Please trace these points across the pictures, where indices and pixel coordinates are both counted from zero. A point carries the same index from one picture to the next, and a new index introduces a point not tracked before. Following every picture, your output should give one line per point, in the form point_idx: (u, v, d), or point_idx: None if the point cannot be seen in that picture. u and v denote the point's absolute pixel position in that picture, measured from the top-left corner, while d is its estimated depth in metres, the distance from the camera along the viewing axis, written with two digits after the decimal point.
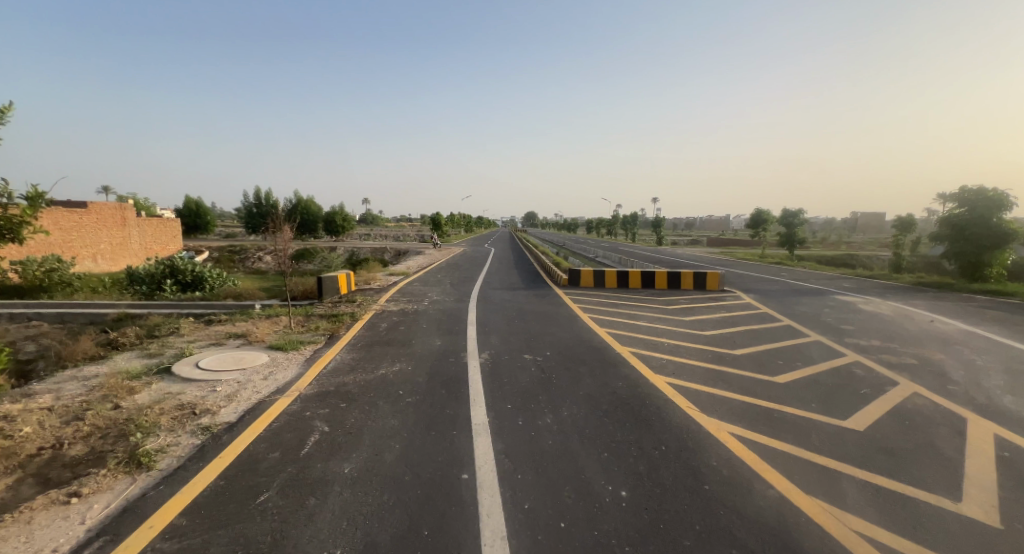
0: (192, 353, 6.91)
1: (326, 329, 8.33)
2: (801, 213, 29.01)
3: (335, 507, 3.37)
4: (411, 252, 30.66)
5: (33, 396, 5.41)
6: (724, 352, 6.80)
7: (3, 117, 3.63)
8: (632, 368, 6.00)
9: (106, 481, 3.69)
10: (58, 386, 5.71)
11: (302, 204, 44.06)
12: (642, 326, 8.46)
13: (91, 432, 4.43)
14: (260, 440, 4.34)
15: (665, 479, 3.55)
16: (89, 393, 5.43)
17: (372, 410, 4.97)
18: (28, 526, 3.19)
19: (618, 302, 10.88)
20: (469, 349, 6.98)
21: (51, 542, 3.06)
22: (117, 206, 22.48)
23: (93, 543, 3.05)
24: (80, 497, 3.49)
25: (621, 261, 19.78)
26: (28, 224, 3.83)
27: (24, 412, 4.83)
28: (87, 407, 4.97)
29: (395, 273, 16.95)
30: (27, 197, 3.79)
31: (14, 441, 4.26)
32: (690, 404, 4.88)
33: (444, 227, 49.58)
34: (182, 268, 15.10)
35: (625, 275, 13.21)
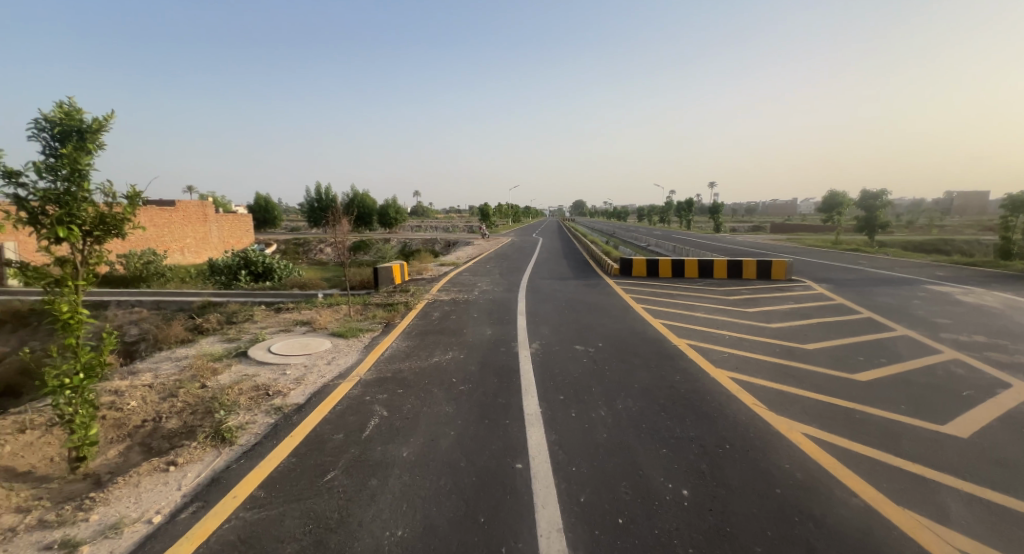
0: (265, 339, 7.38)
1: (382, 317, 8.66)
2: (884, 194, 26.68)
3: (396, 489, 3.51)
4: (461, 243, 31.15)
5: (136, 374, 6.00)
6: (794, 346, 6.43)
7: (106, 123, 3.96)
8: (690, 361, 5.80)
9: (197, 452, 4.03)
10: (156, 365, 6.32)
11: (360, 198, 45.86)
12: (702, 317, 8.15)
13: (183, 408, 4.86)
14: (327, 421, 4.58)
15: (731, 479, 3.41)
16: (181, 372, 5.96)
17: (428, 396, 5.12)
18: (136, 489, 3.54)
19: (675, 292, 10.56)
20: (521, 339, 7.01)
21: (155, 503, 3.39)
22: (201, 203, 24.37)
23: (189, 508, 3.34)
24: (176, 465, 3.84)
25: (676, 250, 19.15)
26: (129, 223, 4.17)
27: (130, 388, 5.37)
28: (180, 384, 5.46)
29: (446, 263, 17.31)
30: (127, 195, 4.13)
31: (122, 414, 4.76)
32: (756, 401, 4.66)
33: (493, 218, 50.12)
34: (255, 260, 16.13)
35: (681, 264, 12.78)
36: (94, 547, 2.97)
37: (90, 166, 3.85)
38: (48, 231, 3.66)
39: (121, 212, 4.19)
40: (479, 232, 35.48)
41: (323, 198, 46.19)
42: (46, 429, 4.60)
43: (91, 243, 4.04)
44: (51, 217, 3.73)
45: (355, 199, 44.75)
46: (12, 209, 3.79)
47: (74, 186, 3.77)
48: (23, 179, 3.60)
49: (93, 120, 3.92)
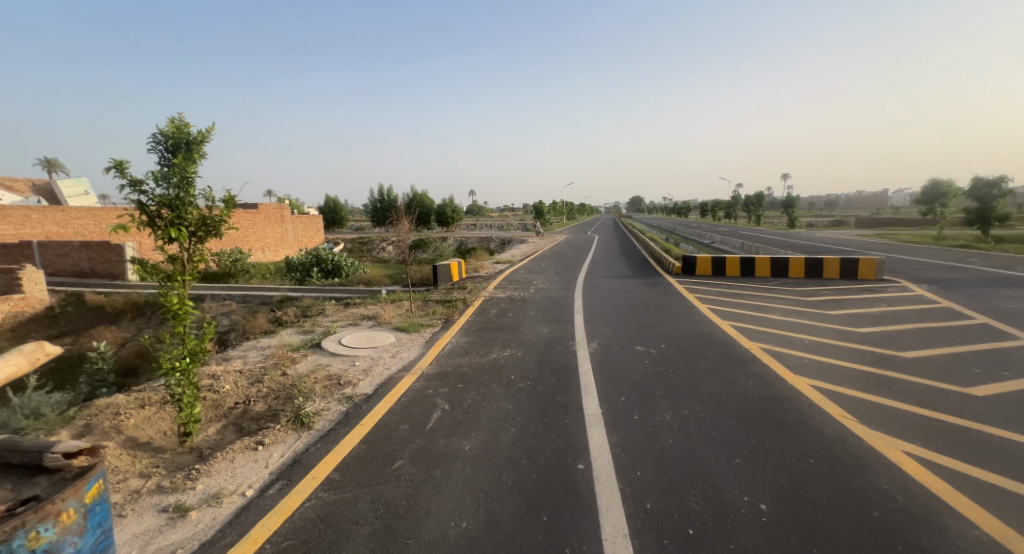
0: (336, 332, 7.79)
1: (442, 313, 8.89)
2: (1001, 183, 23.80)
3: (460, 481, 3.58)
4: (518, 240, 31.30)
5: (228, 360, 6.56)
6: (887, 353, 5.89)
7: (208, 136, 4.33)
8: (765, 367, 5.48)
9: (280, 434, 4.34)
10: (244, 353, 6.87)
11: (421, 199, 47.31)
12: (776, 319, 7.68)
13: (268, 393, 5.25)
14: (393, 412, 4.76)
15: (816, 497, 3.19)
16: (265, 360, 6.44)
17: (487, 392, 5.18)
18: (232, 464, 3.87)
19: (745, 292, 10.02)
20: (579, 338, 6.93)
21: (248, 478, 3.69)
22: (279, 205, 26.13)
23: (275, 484, 3.60)
24: (263, 445, 4.15)
25: (745, 248, 18.17)
26: (227, 225, 4.59)
27: (224, 372, 5.88)
28: (265, 371, 5.90)
29: (503, 261, 17.50)
30: (224, 200, 4.50)
31: (219, 396, 5.22)
32: (844, 413, 4.32)
33: (549, 215, 50.05)
34: (326, 258, 17.08)
35: (751, 263, 12.11)
36: (199, 513, 3.28)
37: (196, 175, 4.25)
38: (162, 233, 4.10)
39: (219, 215, 4.58)
40: (535, 230, 35.50)
41: (386, 198, 48.03)
42: (159, 405, 5.13)
43: (197, 244, 4.46)
44: (165, 219, 4.19)
45: (415, 199, 46.16)
46: (135, 215, 4.28)
47: (183, 192, 4.19)
48: (143, 187, 4.03)
49: (198, 133, 4.30)
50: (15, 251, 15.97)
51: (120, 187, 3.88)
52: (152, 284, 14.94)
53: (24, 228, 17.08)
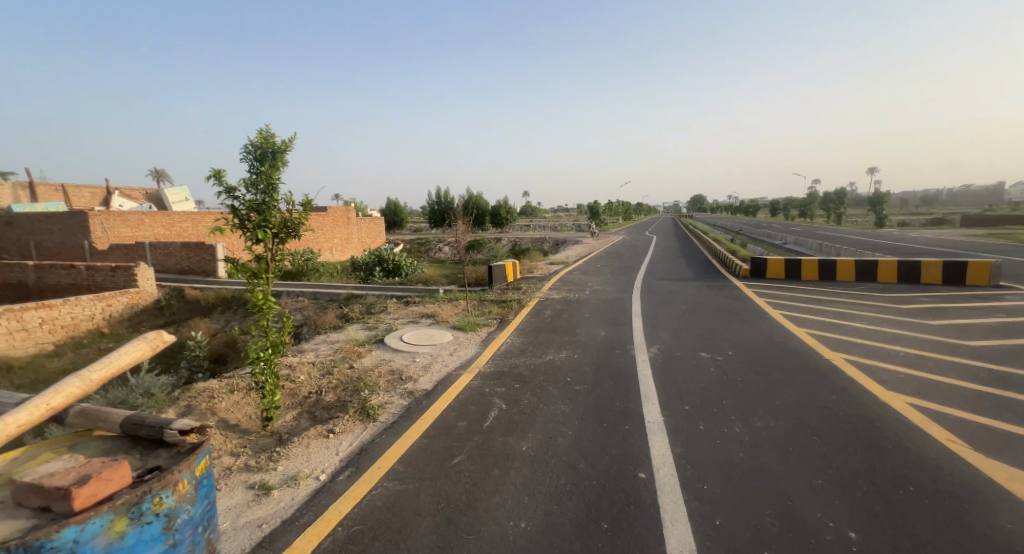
0: (397, 329, 8.08)
1: (498, 313, 8.97)
2: None
3: (517, 481, 3.59)
4: (574, 241, 30.99)
5: (302, 353, 6.98)
6: (1001, 371, 5.26)
7: (290, 145, 4.63)
8: (848, 380, 5.07)
9: (349, 424, 4.57)
10: (315, 346, 7.28)
11: (477, 200, 48.07)
12: (860, 327, 7.09)
13: (337, 384, 5.53)
14: (452, 408, 4.87)
15: (918, 530, 2.88)
16: (333, 353, 6.78)
17: (543, 394, 5.16)
18: (307, 450, 4.13)
19: (823, 297, 9.34)
20: (637, 342, 6.75)
21: (322, 462, 3.91)
22: (345, 208, 27.46)
23: (345, 471, 3.79)
24: (334, 434, 4.39)
25: (823, 248, 16.94)
26: (306, 227, 4.89)
27: (299, 363, 6.27)
28: (334, 364, 6.23)
29: (557, 262, 17.41)
30: (303, 204, 4.79)
31: (295, 385, 5.56)
32: (952, 437, 3.89)
33: (605, 215, 49.34)
34: (387, 258, 17.76)
35: (832, 266, 11.28)
36: (280, 493, 3.52)
37: (279, 181, 4.56)
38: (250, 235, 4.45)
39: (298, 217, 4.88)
40: (590, 230, 35.08)
41: (443, 200, 49.32)
42: (246, 391, 5.55)
43: (280, 244, 4.79)
44: (253, 222, 4.54)
45: (471, 201, 47.04)
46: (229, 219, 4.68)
47: (268, 197, 4.52)
48: (235, 193, 4.37)
49: (282, 142, 4.61)
50: (133, 250, 18.12)
51: (217, 193, 4.22)
52: (237, 280, 16.26)
53: (140, 230, 19.27)
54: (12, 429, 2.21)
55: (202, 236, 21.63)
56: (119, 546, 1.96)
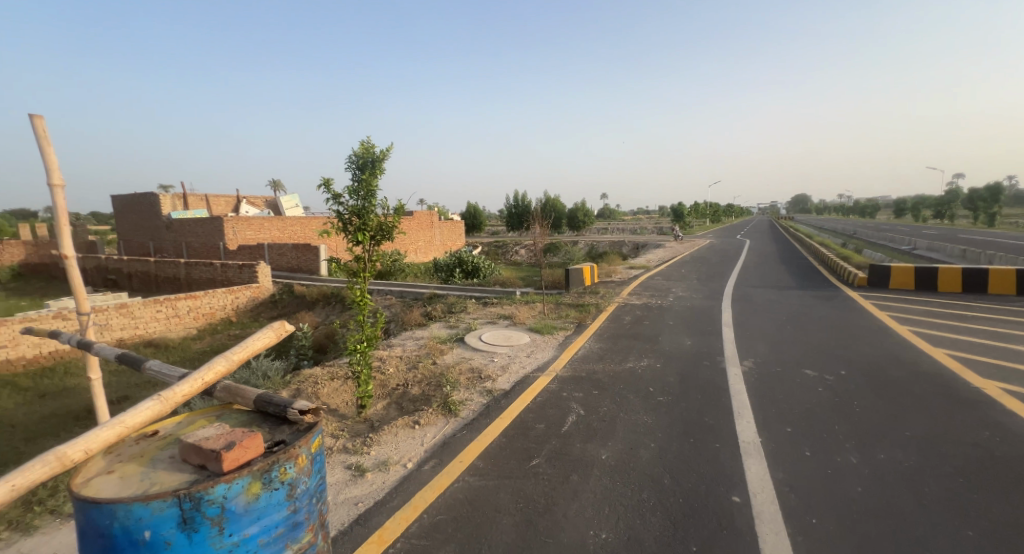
0: (476, 328, 8.24)
1: (575, 316, 8.83)
2: None
3: (596, 490, 3.46)
4: (656, 244, 29.74)
5: (390, 347, 7.35)
6: None
7: (387, 154, 4.88)
8: (1000, 414, 4.30)
9: (432, 417, 4.72)
10: (402, 342, 7.63)
11: (553, 203, 47.93)
12: (1014, 350, 6.02)
13: (421, 378, 5.75)
14: (529, 410, 4.83)
15: None
16: (418, 349, 7.06)
17: (624, 402, 4.95)
18: (395, 438, 4.34)
19: (961, 313, 8.08)
20: (729, 353, 6.30)
21: (408, 452, 4.10)
22: (429, 212, 28.62)
23: (428, 462, 3.93)
24: (419, 425, 4.57)
25: (973, 256, 14.63)
26: (400, 232, 5.15)
27: (388, 357, 6.62)
28: (419, 358, 6.49)
29: (637, 266, 16.81)
30: (396, 209, 5.03)
31: (384, 377, 5.86)
32: None
33: (689, 217, 46.99)
34: (467, 260, 18.24)
35: (981, 278, 9.74)
36: (373, 476, 3.75)
37: (377, 188, 4.83)
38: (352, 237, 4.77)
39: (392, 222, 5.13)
40: (673, 234, 33.49)
41: (520, 203, 49.80)
42: (344, 378, 5.93)
43: (376, 247, 5.07)
44: (354, 226, 4.85)
45: (549, 204, 46.96)
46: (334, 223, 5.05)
47: (368, 203, 4.81)
48: (341, 199, 4.70)
49: (380, 152, 4.87)
50: (255, 251, 20.44)
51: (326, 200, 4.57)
52: (335, 277, 17.60)
53: (262, 233, 21.75)
54: (177, 397, 2.56)
55: (310, 238, 23.84)
56: (255, 506, 2.17)
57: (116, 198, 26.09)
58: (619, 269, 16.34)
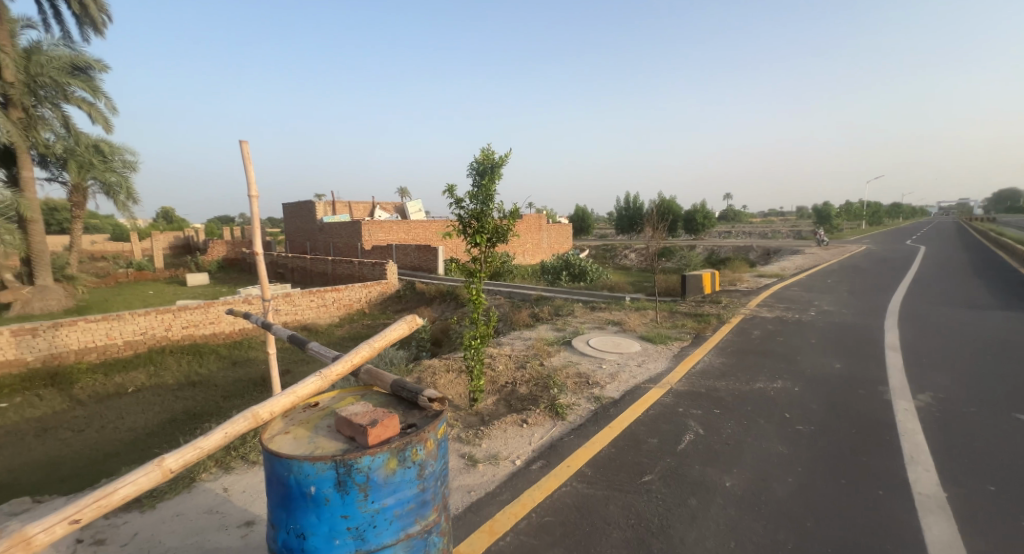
0: (583, 333, 7.97)
1: (692, 327, 8.12)
2: None
3: (720, 520, 3.03)
4: (791, 250, 26.46)
5: (499, 345, 7.41)
6: None
7: (505, 159, 4.88)
8: None
9: (539, 418, 4.58)
10: (510, 341, 7.65)
11: (668, 205, 45.37)
12: None
13: (529, 378, 5.66)
14: (641, 422, 4.46)
15: None
16: (526, 349, 7.02)
17: (753, 426, 4.34)
18: (504, 434, 4.28)
19: None
20: (894, 384, 5.22)
21: (517, 449, 4.00)
22: (538, 215, 28.80)
23: (537, 461, 3.79)
24: (527, 424, 4.45)
25: None
26: (514, 235, 5.12)
27: (498, 354, 6.67)
28: (527, 359, 6.42)
29: (767, 274, 15.06)
30: (512, 212, 5.00)
31: (495, 373, 5.88)
32: None
33: (833, 219, 41.14)
34: (575, 263, 17.95)
35: None
36: (484, 467, 3.72)
37: (495, 193, 4.85)
38: (470, 239, 4.85)
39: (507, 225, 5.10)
40: (815, 239, 29.47)
41: (631, 205, 47.89)
42: (459, 371, 6.06)
43: (492, 249, 5.09)
44: (472, 228, 4.93)
45: (664, 206, 44.42)
46: (456, 226, 5.19)
47: (485, 207, 4.85)
48: (462, 203, 4.81)
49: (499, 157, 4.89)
50: (384, 252, 22.38)
51: (448, 204, 4.72)
52: (450, 277, 18.44)
53: (390, 235, 23.74)
54: (334, 374, 2.79)
55: (431, 240, 25.44)
56: (392, 480, 2.23)
57: (286, 205, 30.50)
58: (747, 277, 14.74)
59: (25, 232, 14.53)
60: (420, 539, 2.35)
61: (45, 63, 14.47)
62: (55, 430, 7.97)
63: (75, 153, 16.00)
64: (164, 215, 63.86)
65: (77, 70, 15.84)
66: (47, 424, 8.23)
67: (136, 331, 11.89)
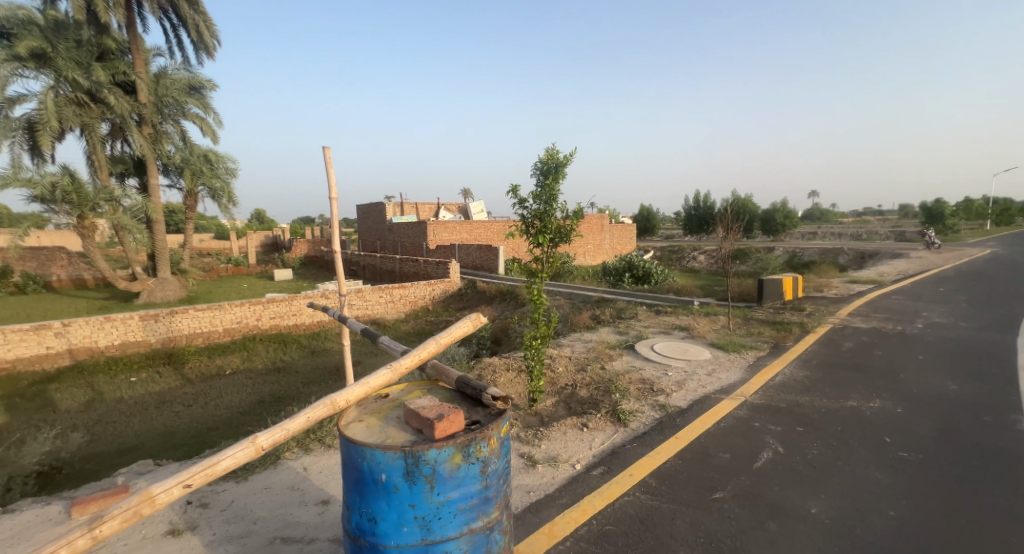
0: (648, 337, 7.66)
1: (769, 336, 7.55)
2: None
3: (804, 549, 2.77)
4: (886, 254, 23.95)
5: (559, 346, 7.30)
6: None
7: (570, 157, 4.78)
8: None
9: (600, 423, 4.44)
10: (570, 342, 7.53)
11: (742, 204, 42.76)
12: None
13: (589, 381, 5.51)
14: (711, 434, 4.18)
15: None
16: (587, 351, 6.86)
17: (844, 449, 3.93)
18: (564, 436, 4.19)
19: None
20: (1018, 413, 4.53)
21: (576, 453, 3.90)
22: (600, 215, 28.26)
23: (597, 467, 3.66)
24: (587, 428, 4.33)
25: None
26: (578, 235, 4.96)
27: (557, 355, 6.56)
28: (588, 361, 6.26)
29: (856, 281, 13.73)
30: (576, 211, 4.87)
31: (554, 375, 5.79)
32: None
33: (938, 219, 36.79)
34: (637, 264, 17.40)
35: None
36: (544, 469, 3.65)
37: (558, 193, 4.75)
38: (532, 239, 4.80)
39: (571, 225, 4.98)
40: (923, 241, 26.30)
41: (702, 205, 45.55)
42: (518, 371, 6.02)
43: (554, 249, 5.00)
44: (535, 228, 4.87)
45: (737, 205, 41.93)
46: (518, 227, 5.17)
47: (548, 206, 4.77)
48: (524, 204, 4.77)
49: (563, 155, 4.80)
50: (446, 251, 22.92)
51: (511, 203, 4.71)
52: (510, 277, 18.51)
53: (453, 235, 24.27)
54: (403, 368, 2.83)
55: (491, 240, 25.74)
56: (457, 474, 2.21)
57: (360, 206, 32.01)
58: (836, 283, 13.46)
59: (151, 232, 16.21)
60: (482, 535, 2.32)
61: (168, 84, 16.37)
62: (169, 404, 8.86)
63: (189, 162, 17.52)
64: (256, 216, 69.57)
65: (194, 89, 17.54)
66: (165, 398, 9.24)
67: (233, 320, 12.99)
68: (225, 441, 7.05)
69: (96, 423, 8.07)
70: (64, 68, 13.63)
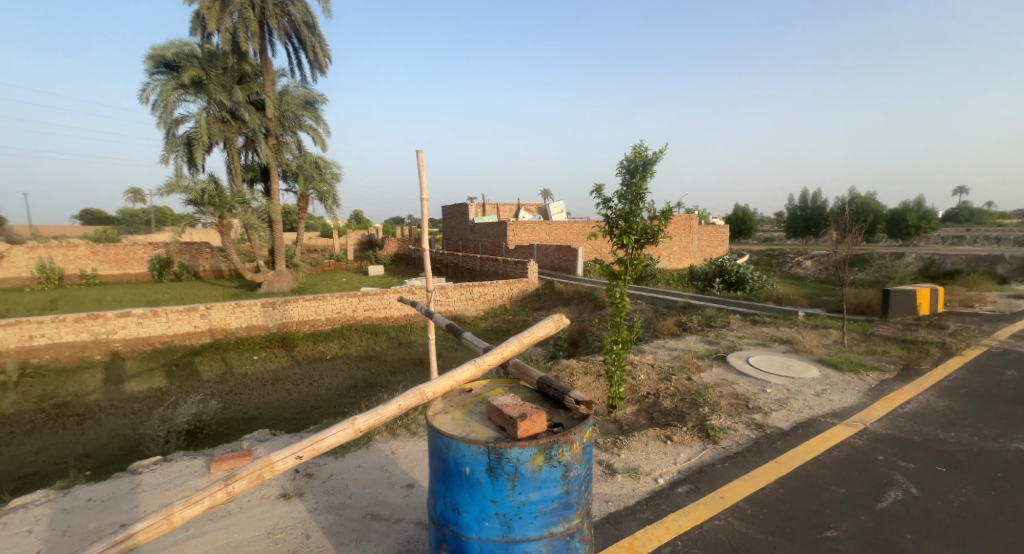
0: (742, 349, 7.62)
1: (896, 356, 7.11)
2: None
3: None
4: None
5: (642, 353, 7.54)
6: None
7: (659, 156, 5.09)
8: None
9: (687, 437, 4.75)
10: (654, 349, 7.72)
11: (858, 203, 38.76)
12: None
13: (674, 392, 5.78)
14: (821, 464, 4.27)
15: None
16: (672, 360, 7.05)
17: (1005, 499, 3.74)
18: (645, 448, 4.58)
19: None
20: None
21: (658, 466, 4.27)
22: (688, 215, 27.40)
23: (683, 485, 3.98)
24: (671, 442, 4.68)
25: None
26: (664, 236, 5.20)
27: (640, 362, 6.83)
28: (673, 371, 6.46)
29: (995, 297, 12.20)
30: (663, 211, 5.13)
31: (636, 383, 6.11)
32: None
33: None
34: (730, 269, 16.82)
35: None
36: (623, 479, 4.07)
37: (645, 191, 5.06)
38: (617, 238, 5.16)
39: (657, 225, 5.25)
40: None
41: (810, 205, 42.09)
42: (597, 375, 6.39)
43: (638, 251, 5.30)
44: (620, 228, 5.22)
45: (854, 205, 38.04)
46: (604, 227, 5.55)
47: (634, 206, 5.09)
48: (610, 204, 5.14)
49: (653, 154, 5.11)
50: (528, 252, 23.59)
51: (597, 204, 5.11)
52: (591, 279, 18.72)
53: (534, 235, 24.90)
54: (486, 364, 3.35)
55: (570, 240, 26.07)
56: (537, 476, 2.67)
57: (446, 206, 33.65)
58: (994, 299, 12.00)
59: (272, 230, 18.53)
60: (562, 540, 2.77)
61: (290, 101, 18.79)
62: (282, 382, 10.32)
63: (303, 168, 19.76)
64: (355, 216, 75.51)
65: (308, 104, 19.75)
66: (279, 375, 10.78)
67: (335, 310, 14.59)
68: (329, 418, 8.18)
69: (227, 393, 9.63)
70: (215, 92, 16.15)
